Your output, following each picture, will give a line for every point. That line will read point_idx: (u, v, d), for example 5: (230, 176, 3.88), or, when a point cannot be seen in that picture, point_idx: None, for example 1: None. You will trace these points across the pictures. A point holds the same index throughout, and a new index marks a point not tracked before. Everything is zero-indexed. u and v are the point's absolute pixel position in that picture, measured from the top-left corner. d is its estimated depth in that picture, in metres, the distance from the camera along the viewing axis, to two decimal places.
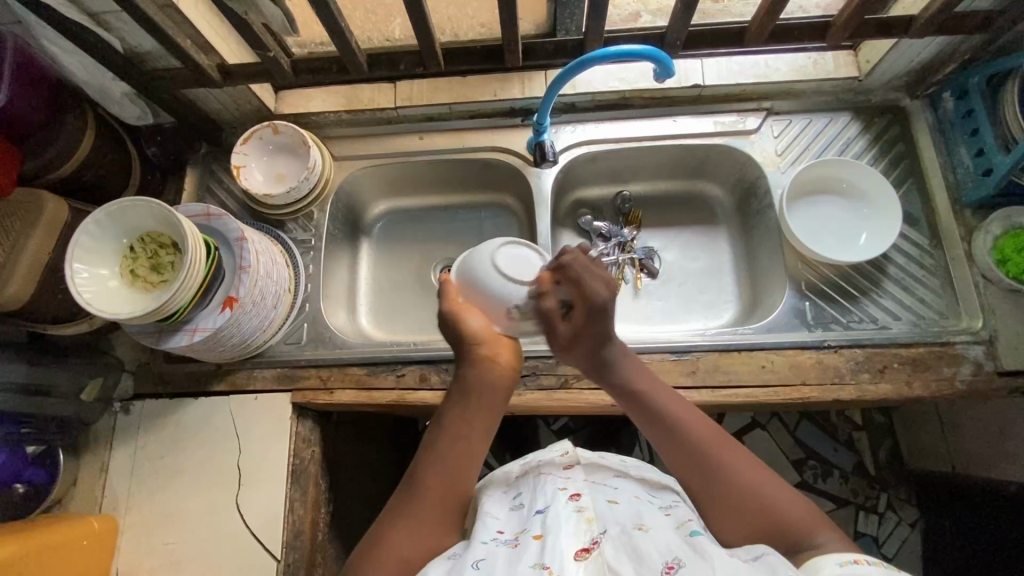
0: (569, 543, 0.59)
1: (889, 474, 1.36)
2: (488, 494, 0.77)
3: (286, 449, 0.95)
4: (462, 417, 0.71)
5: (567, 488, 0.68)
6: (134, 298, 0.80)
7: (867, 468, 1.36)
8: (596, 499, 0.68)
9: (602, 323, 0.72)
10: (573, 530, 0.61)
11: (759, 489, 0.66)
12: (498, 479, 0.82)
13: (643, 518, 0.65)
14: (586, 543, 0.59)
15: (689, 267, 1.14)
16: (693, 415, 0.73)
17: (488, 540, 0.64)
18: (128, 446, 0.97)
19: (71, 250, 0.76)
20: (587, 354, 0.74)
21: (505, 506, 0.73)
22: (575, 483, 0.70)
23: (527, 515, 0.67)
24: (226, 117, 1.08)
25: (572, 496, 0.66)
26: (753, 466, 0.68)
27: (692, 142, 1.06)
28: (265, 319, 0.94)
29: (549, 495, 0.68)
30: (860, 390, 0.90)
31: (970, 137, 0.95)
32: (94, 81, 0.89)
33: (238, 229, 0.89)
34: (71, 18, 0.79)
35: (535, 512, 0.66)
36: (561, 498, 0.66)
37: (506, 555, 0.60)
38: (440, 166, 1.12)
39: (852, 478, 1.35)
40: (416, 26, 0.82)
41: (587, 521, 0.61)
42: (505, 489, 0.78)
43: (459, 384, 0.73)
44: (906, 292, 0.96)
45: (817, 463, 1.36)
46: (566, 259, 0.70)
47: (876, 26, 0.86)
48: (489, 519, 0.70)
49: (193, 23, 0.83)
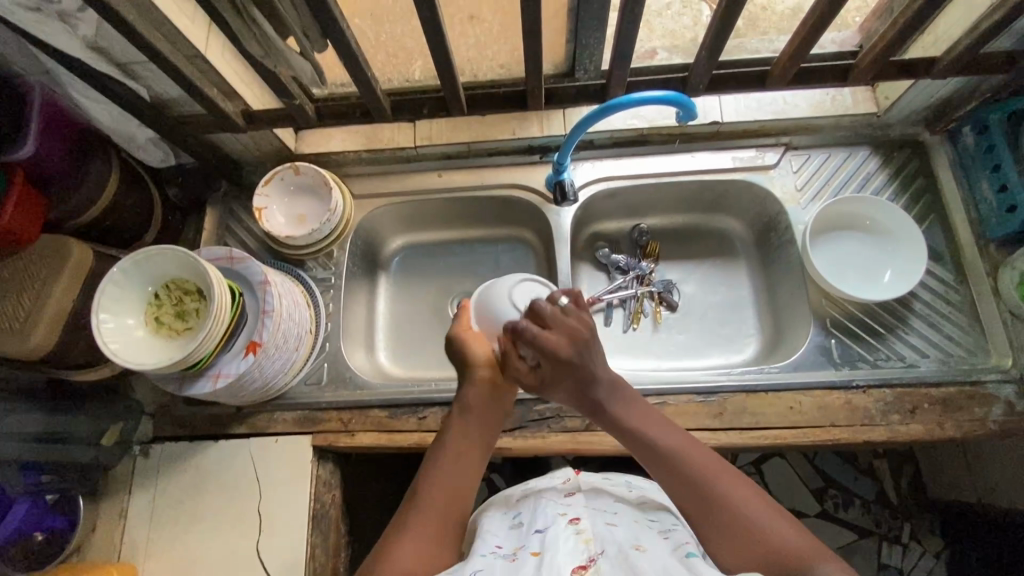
0: (566, 560, 0.60)
1: (912, 504, 1.32)
2: (487, 513, 0.77)
3: (307, 493, 0.94)
4: (464, 429, 0.75)
5: (567, 513, 0.68)
6: (161, 346, 0.79)
7: (889, 498, 1.33)
8: (595, 520, 0.67)
9: (568, 375, 0.74)
10: (570, 549, 0.61)
11: (761, 525, 0.63)
12: (498, 501, 0.82)
13: (641, 540, 0.63)
14: (583, 561, 0.59)
15: (708, 299, 1.13)
16: (693, 446, 0.71)
17: (485, 554, 0.65)
18: (147, 490, 0.96)
19: (98, 299, 0.76)
20: (569, 396, 0.78)
21: (504, 524, 0.73)
22: (575, 508, 0.70)
23: (526, 534, 0.68)
24: (247, 158, 1.09)
25: (572, 519, 0.67)
26: (760, 500, 0.65)
27: (711, 178, 1.07)
28: (287, 362, 0.93)
29: (548, 517, 0.68)
30: (891, 431, 0.89)
31: (992, 172, 0.94)
32: (122, 129, 0.90)
33: (262, 272, 0.89)
34: (101, 70, 0.78)
35: (534, 531, 0.67)
36: (560, 521, 0.66)
37: (503, 567, 0.61)
38: (457, 203, 1.12)
39: (875, 507, 1.32)
40: (442, 74, 0.82)
41: (584, 541, 0.62)
42: (503, 511, 0.77)
43: (458, 401, 0.79)
44: (934, 329, 0.94)
45: (837, 492, 1.34)
46: (517, 325, 0.74)
47: (900, 67, 0.86)
48: (486, 536, 0.71)
49: (219, 71, 0.83)
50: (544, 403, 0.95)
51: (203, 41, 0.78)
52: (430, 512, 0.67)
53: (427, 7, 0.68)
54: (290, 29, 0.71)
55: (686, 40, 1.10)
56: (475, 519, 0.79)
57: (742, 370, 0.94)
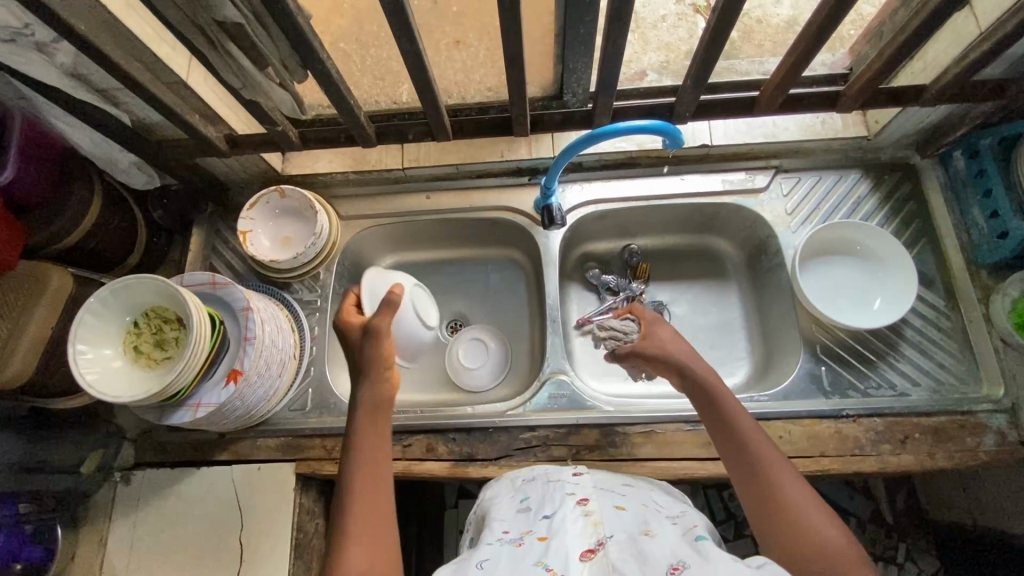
0: (575, 545, 0.59)
1: (907, 523, 1.30)
2: (495, 497, 0.77)
3: (289, 522, 0.92)
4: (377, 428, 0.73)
5: (574, 493, 0.69)
6: (138, 376, 0.78)
7: (884, 517, 1.31)
8: (603, 502, 0.67)
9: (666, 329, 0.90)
10: (578, 533, 0.61)
11: (807, 521, 0.63)
12: (506, 484, 0.80)
13: (648, 523, 0.63)
14: (592, 545, 0.59)
15: (699, 321, 1.11)
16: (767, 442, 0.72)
17: (494, 540, 0.64)
18: (127, 517, 0.95)
19: (75, 330, 0.75)
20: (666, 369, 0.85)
21: (511, 507, 0.72)
22: (583, 488, 0.70)
23: (535, 518, 0.67)
24: (233, 179, 1.08)
25: (580, 500, 0.67)
26: (811, 497, 0.66)
27: (700, 201, 1.06)
28: (270, 389, 0.92)
29: (556, 501, 0.68)
30: (881, 462, 0.88)
31: (983, 198, 0.93)
32: (104, 154, 0.89)
33: (244, 298, 0.88)
34: (81, 97, 0.77)
35: (543, 515, 0.67)
36: (569, 503, 0.67)
37: (508, 554, 0.60)
38: (446, 224, 1.11)
39: (870, 526, 1.30)
40: (426, 103, 0.82)
41: (592, 524, 0.62)
42: (510, 492, 0.77)
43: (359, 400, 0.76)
44: (924, 356, 0.93)
45: None
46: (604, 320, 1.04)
47: (889, 95, 0.85)
48: (497, 521, 0.70)
49: (201, 97, 0.82)
50: (531, 431, 0.94)
51: (184, 68, 0.77)
52: (373, 546, 0.62)
53: (406, 38, 0.67)
54: (267, 61, 0.69)
55: (680, 51, 1.10)
56: (485, 504, 0.78)
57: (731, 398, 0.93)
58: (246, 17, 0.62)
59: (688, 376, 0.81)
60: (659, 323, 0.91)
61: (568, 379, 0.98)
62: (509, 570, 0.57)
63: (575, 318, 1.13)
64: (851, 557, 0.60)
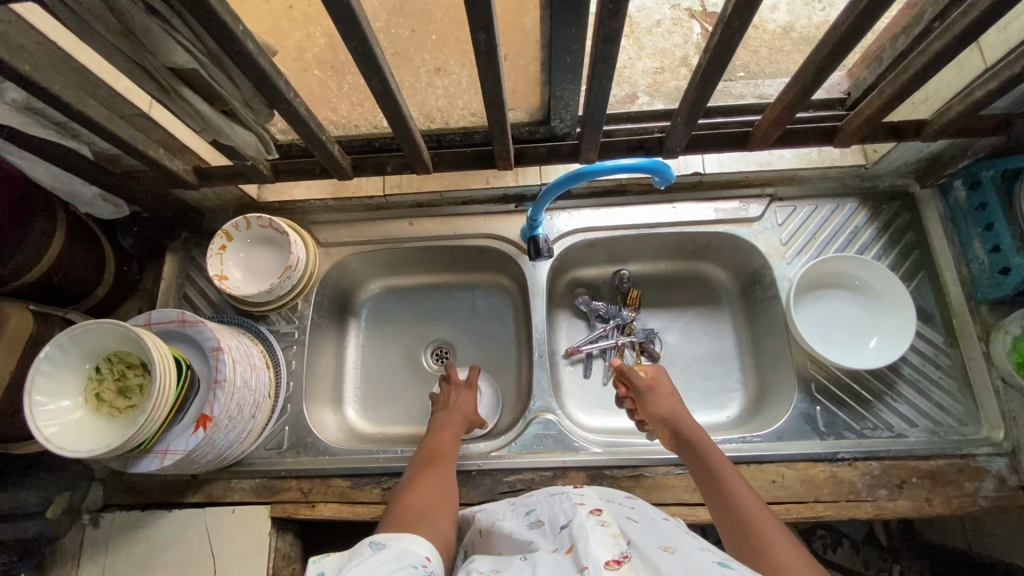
0: (599, 551, 0.53)
1: (902, 545, 1.16)
2: (497, 513, 0.73)
3: (264, 569, 0.89)
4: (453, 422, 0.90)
5: (586, 503, 0.63)
6: (101, 427, 0.74)
7: (878, 538, 1.17)
8: (616, 513, 0.61)
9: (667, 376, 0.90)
10: (602, 541, 0.54)
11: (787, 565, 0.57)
12: (499, 505, 0.76)
13: (666, 538, 0.57)
14: (617, 555, 0.52)
15: (692, 351, 1.08)
16: (752, 501, 0.68)
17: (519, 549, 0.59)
18: (96, 562, 0.91)
19: (31, 380, 0.71)
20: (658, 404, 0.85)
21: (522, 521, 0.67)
22: (592, 500, 0.64)
23: (553, 532, 0.61)
24: (206, 206, 1.04)
25: (593, 511, 0.61)
26: (796, 550, 0.60)
27: (693, 230, 1.02)
28: (242, 431, 0.88)
29: (569, 511, 0.62)
30: (878, 508, 0.85)
31: (984, 231, 0.90)
32: (65, 186, 0.85)
33: (214, 338, 0.82)
34: (36, 133, 0.72)
35: (560, 528, 0.60)
36: (582, 512, 0.60)
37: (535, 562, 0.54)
38: (429, 251, 1.08)
39: (865, 548, 1.15)
40: (404, 140, 0.78)
41: (614, 535, 0.55)
42: (509, 508, 0.73)
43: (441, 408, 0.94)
44: (922, 396, 0.91)
45: (825, 531, 1.17)
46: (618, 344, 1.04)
47: (888, 130, 0.82)
48: (508, 546, 0.64)
49: (166, 129, 0.77)
50: (516, 474, 0.91)
51: (145, 103, 0.72)
52: (438, 481, 0.76)
53: (377, 79, 0.63)
54: (228, 102, 0.67)
55: (676, 58, 1.06)
56: (481, 521, 0.74)
57: (723, 438, 0.90)
58: (200, 61, 0.59)
59: (679, 436, 0.80)
60: (657, 390, 0.87)
61: (556, 418, 0.95)
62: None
63: (564, 346, 1.09)
64: None
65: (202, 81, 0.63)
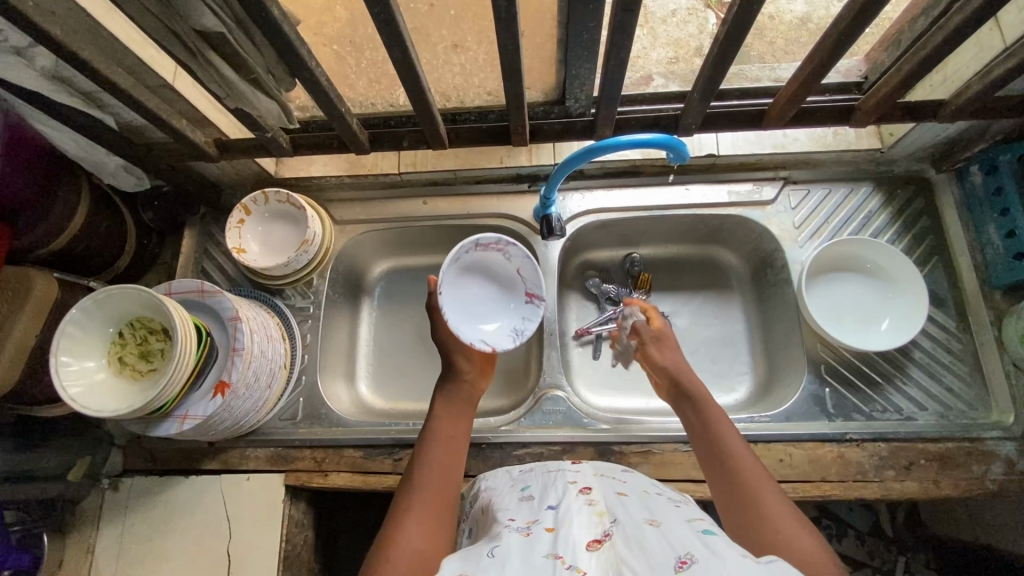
0: (581, 534, 0.54)
1: (907, 535, 1.15)
2: (494, 490, 0.73)
3: (277, 535, 0.91)
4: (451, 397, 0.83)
5: (576, 482, 0.64)
6: (123, 390, 0.76)
7: (883, 528, 1.16)
8: (605, 490, 0.63)
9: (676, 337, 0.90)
10: (586, 522, 0.55)
11: (783, 532, 0.60)
12: (500, 474, 0.77)
13: (654, 512, 0.58)
14: (598, 535, 0.53)
15: (701, 334, 1.08)
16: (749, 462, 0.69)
17: (501, 528, 0.59)
18: (116, 525, 0.94)
19: (58, 342, 0.73)
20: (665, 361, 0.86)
21: (512, 497, 0.68)
22: (585, 478, 0.66)
23: (538, 508, 0.62)
24: (224, 181, 1.06)
25: (582, 490, 0.62)
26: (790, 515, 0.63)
27: (706, 212, 1.02)
28: (258, 400, 0.90)
29: (559, 490, 0.63)
30: (884, 488, 0.86)
31: (1000, 216, 0.89)
32: (91, 158, 0.86)
33: (232, 308, 0.85)
34: (63, 101, 0.74)
35: (546, 506, 0.61)
36: (571, 493, 0.62)
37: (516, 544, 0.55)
38: (442, 229, 1.09)
39: (869, 539, 1.15)
40: (421, 114, 0.79)
41: (598, 514, 0.57)
42: (507, 485, 0.73)
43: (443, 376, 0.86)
44: (931, 379, 0.91)
45: (831, 522, 1.16)
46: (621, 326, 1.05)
47: (905, 110, 0.82)
48: (499, 516, 0.65)
49: (188, 100, 0.79)
50: (525, 448, 0.92)
51: (170, 72, 0.73)
52: (439, 470, 0.73)
53: (398, 49, 0.64)
54: (252, 70, 0.68)
55: (690, 48, 1.05)
56: (483, 499, 0.73)
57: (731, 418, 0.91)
58: (226, 25, 0.61)
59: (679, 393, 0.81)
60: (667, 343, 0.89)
61: (565, 395, 0.96)
62: (515, 564, 0.51)
63: (574, 327, 1.10)
64: (814, 556, 0.58)
65: (228, 47, 0.65)
